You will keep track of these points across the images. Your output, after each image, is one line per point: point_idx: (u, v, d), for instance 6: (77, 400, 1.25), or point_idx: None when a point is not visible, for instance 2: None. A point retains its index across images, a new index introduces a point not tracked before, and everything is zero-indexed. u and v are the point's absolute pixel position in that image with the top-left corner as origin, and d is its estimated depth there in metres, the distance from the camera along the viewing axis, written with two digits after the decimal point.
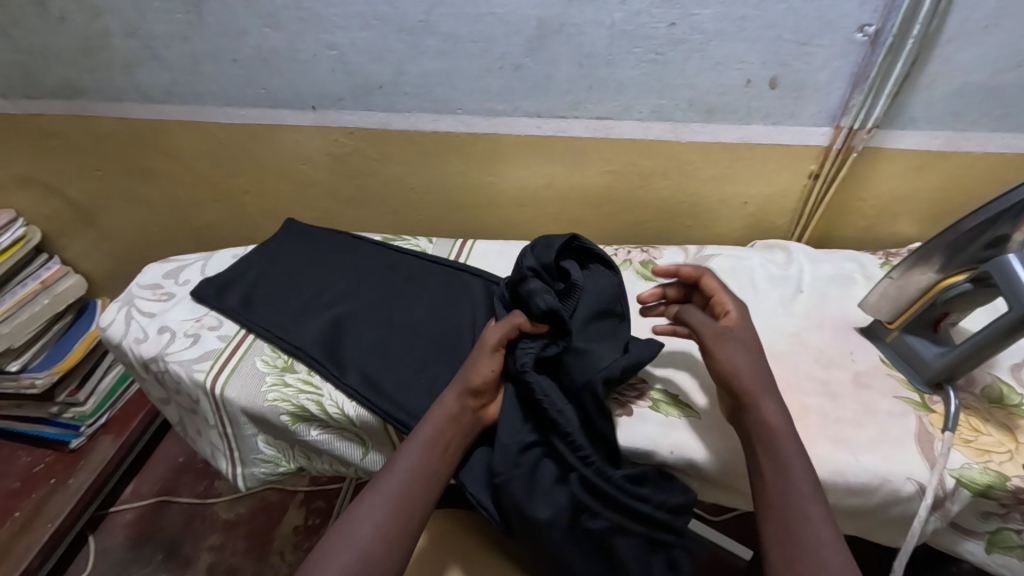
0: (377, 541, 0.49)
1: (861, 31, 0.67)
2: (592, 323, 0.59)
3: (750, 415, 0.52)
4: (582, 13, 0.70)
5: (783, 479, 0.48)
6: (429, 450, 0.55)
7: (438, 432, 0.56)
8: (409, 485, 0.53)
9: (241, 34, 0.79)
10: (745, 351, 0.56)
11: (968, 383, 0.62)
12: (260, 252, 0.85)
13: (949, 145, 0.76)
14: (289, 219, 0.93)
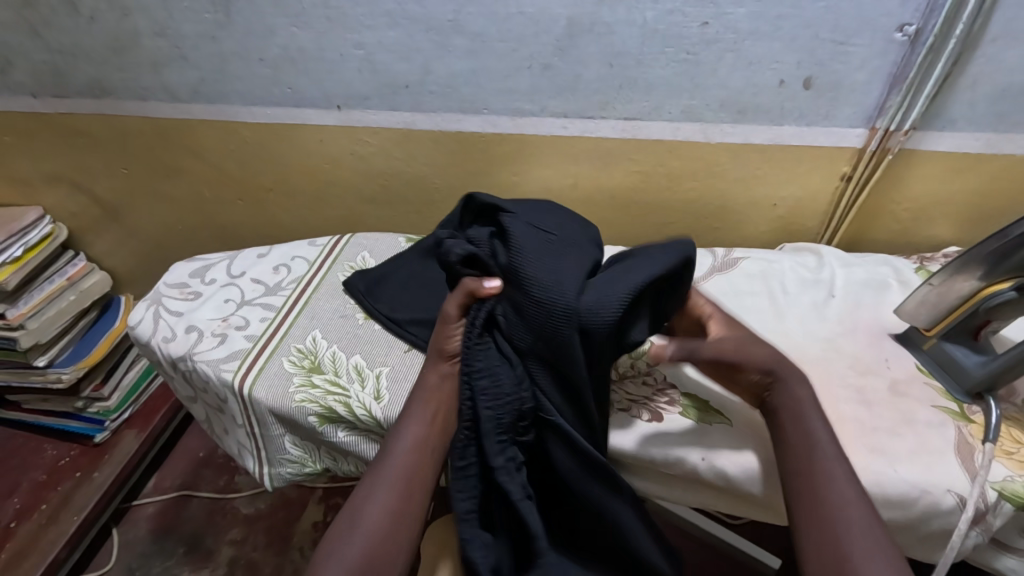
0: (385, 518, 0.50)
1: (901, 31, 0.65)
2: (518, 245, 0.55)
3: (795, 424, 0.52)
4: (614, 12, 0.69)
5: (832, 496, 0.47)
6: (429, 422, 0.56)
7: (427, 405, 0.57)
8: (409, 461, 0.54)
9: (269, 33, 0.79)
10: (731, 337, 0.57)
11: (1009, 394, 0.61)
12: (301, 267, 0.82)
13: (989, 147, 0.74)
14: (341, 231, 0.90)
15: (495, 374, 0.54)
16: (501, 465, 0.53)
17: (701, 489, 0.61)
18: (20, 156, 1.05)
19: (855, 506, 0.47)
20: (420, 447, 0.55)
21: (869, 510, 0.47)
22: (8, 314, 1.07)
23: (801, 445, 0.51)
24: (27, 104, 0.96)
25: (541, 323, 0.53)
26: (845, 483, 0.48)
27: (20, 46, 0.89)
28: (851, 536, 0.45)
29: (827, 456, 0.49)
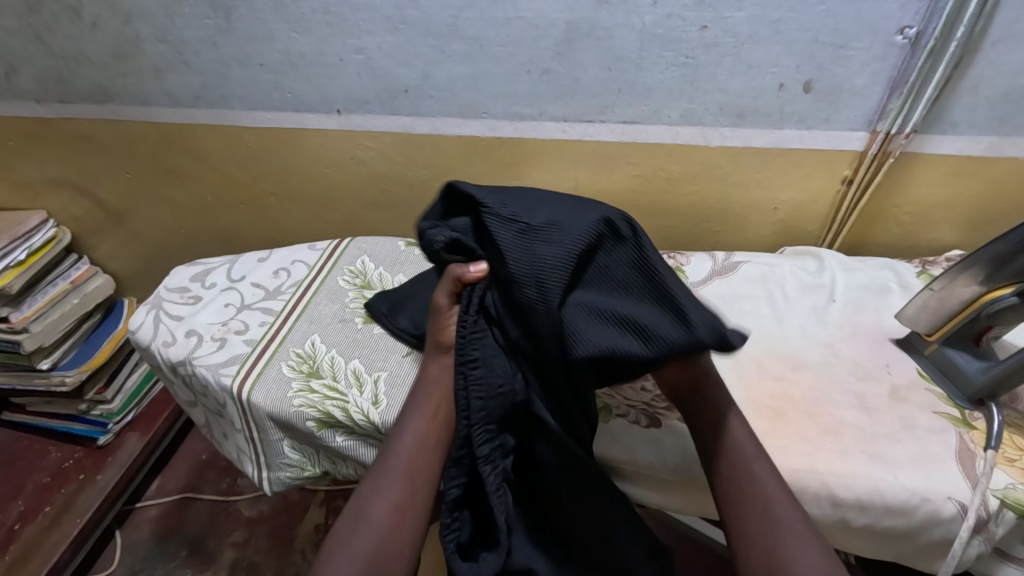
0: (390, 514, 0.49)
1: (901, 34, 0.65)
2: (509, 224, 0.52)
3: (715, 428, 0.52)
4: (612, 16, 0.69)
5: (756, 496, 0.47)
6: (432, 417, 0.55)
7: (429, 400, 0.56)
8: (415, 457, 0.53)
9: (269, 38, 0.79)
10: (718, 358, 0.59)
11: (1011, 400, 0.60)
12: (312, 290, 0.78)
13: (992, 150, 0.74)
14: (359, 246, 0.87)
15: (490, 365, 0.53)
16: (485, 454, 0.53)
17: (701, 497, 0.60)
18: (24, 161, 1.06)
19: (780, 504, 0.47)
20: (422, 441, 0.54)
21: (794, 505, 0.47)
22: (11, 317, 1.08)
23: (723, 448, 0.51)
24: (31, 109, 0.97)
25: (527, 315, 0.50)
26: (767, 480, 0.48)
27: (23, 52, 0.89)
28: (781, 535, 0.45)
29: (750, 458, 0.49)
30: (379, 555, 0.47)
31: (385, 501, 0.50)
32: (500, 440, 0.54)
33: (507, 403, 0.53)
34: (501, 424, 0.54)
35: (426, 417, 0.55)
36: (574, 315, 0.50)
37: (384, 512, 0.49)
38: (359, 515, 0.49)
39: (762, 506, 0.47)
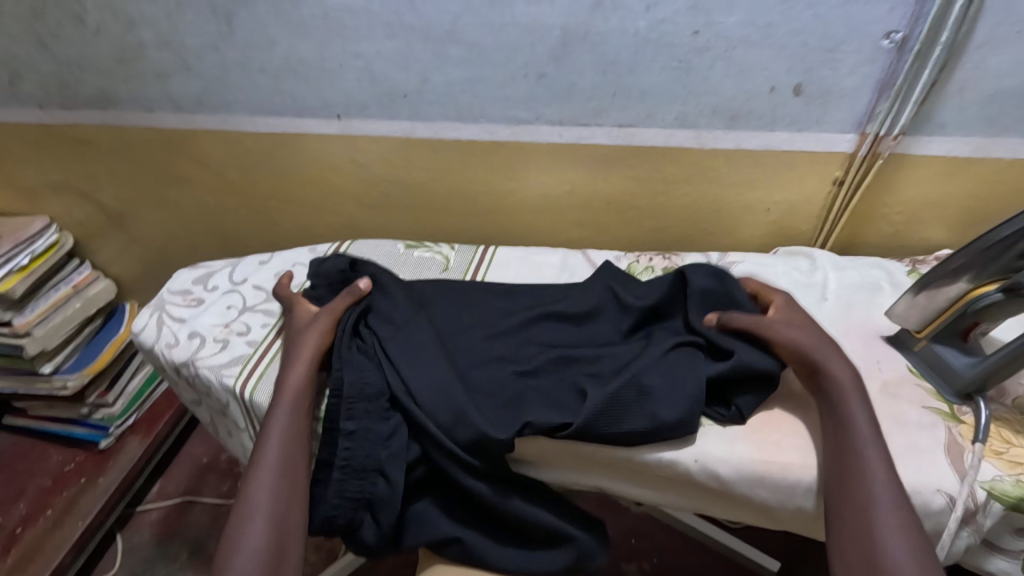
0: (272, 505, 0.55)
1: (888, 38, 0.67)
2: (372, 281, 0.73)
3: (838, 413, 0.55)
4: (607, 21, 0.71)
5: (863, 484, 0.51)
6: (294, 414, 0.61)
7: (295, 398, 0.62)
8: (285, 450, 0.58)
9: (270, 44, 0.81)
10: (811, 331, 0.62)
11: (999, 394, 0.62)
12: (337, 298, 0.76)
13: (979, 150, 0.75)
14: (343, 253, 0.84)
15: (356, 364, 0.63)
16: (358, 430, 0.60)
17: (695, 493, 0.62)
18: (28, 166, 1.07)
19: (886, 492, 0.50)
20: (290, 434, 0.59)
21: (897, 494, 0.50)
22: (14, 321, 1.09)
23: (838, 435, 0.54)
24: (34, 115, 0.99)
25: (401, 340, 0.65)
26: (878, 479, 0.51)
27: (27, 58, 0.91)
28: (876, 526, 0.49)
29: (866, 445, 0.52)
30: (274, 542, 0.53)
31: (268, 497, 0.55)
32: (375, 421, 0.61)
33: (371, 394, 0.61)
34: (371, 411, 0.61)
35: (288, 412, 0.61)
36: (463, 345, 0.66)
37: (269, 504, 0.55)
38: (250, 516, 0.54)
39: (862, 500, 0.50)
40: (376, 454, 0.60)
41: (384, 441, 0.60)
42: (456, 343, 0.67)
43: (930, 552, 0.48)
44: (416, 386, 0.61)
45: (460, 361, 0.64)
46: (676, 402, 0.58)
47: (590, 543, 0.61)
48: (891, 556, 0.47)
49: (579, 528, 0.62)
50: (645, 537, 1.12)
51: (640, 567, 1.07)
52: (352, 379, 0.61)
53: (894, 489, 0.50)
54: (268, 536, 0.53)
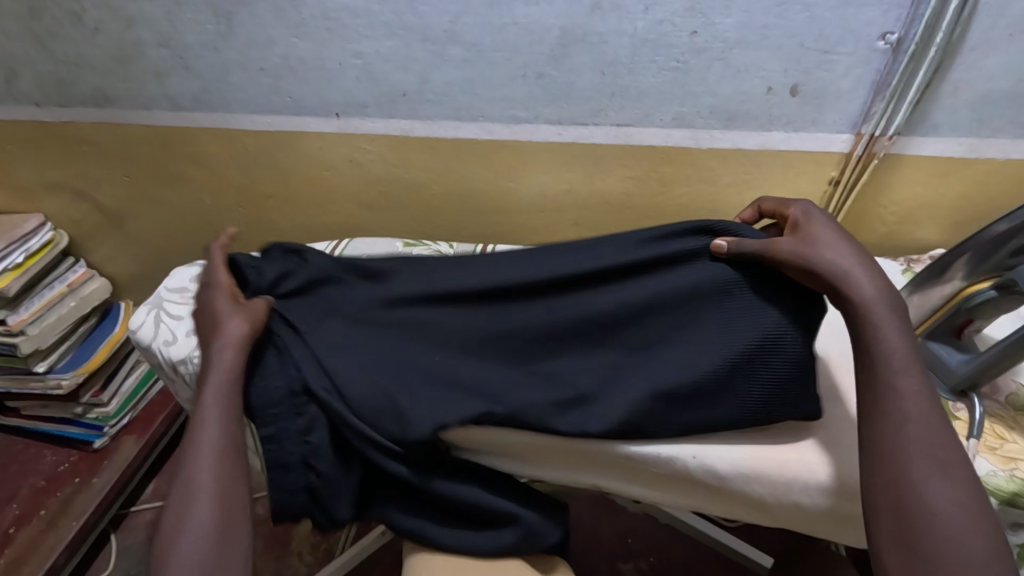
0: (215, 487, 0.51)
1: (883, 40, 0.68)
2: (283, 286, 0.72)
3: (867, 337, 0.50)
4: (605, 22, 0.71)
5: (895, 416, 0.46)
6: (227, 396, 0.56)
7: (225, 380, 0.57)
8: (223, 434, 0.54)
9: (270, 43, 0.81)
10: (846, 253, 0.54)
11: (992, 391, 0.62)
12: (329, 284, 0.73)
13: (972, 151, 0.76)
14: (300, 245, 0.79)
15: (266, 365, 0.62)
16: (274, 434, 0.59)
17: (690, 491, 0.63)
18: (23, 165, 1.07)
19: (919, 424, 0.46)
20: (226, 418, 0.55)
21: (940, 421, 0.46)
22: (8, 320, 1.08)
23: (869, 360, 0.49)
24: (30, 113, 0.98)
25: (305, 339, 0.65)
26: (912, 405, 0.46)
27: (24, 56, 0.90)
28: (912, 455, 0.44)
29: (896, 372, 0.47)
30: (225, 521, 0.50)
31: (208, 487, 0.51)
32: (292, 418, 0.60)
33: (284, 391, 0.60)
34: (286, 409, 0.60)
35: (218, 398, 0.55)
36: (373, 338, 0.66)
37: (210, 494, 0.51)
38: (188, 507, 0.50)
39: (899, 432, 0.45)
40: (297, 449, 0.59)
41: (302, 437, 0.59)
42: (371, 338, 0.66)
43: (972, 484, 0.43)
44: (334, 380, 0.61)
45: (369, 355, 0.64)
46: (662, 415, 0.58)
47: (538, 521, 0.61)
48: (928, 494, 0.43)
49: (527, 508, 0.62)
50: (643, 536, 1.12)
51: (638, 566, 1.08)
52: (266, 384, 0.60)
53: (936, 418, 0.46)
54: (212, 526, 0.49)
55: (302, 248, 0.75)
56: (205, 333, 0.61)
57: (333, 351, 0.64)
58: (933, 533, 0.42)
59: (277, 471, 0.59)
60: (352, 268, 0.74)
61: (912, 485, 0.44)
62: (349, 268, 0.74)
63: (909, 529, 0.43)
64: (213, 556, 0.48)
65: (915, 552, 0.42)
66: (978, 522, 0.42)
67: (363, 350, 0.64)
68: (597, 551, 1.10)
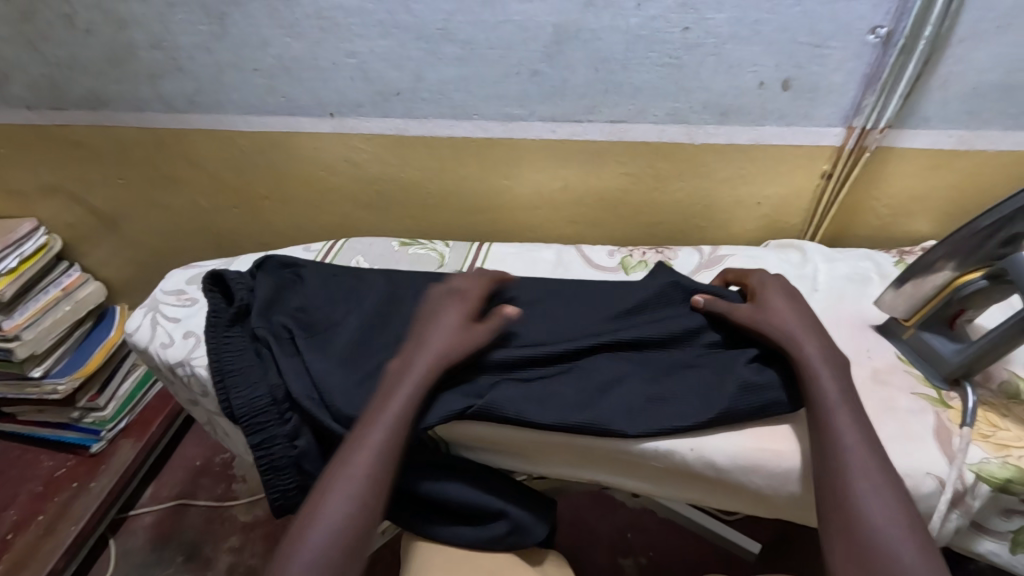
0: (351, 505, 0.51)
1: (873, 33, 0.68)
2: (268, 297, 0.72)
3: (808, 383, 0.56)
4: (599, 19, 0.72)
5: (834, 445, 0.52)
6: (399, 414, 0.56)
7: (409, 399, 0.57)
8: (378, 453, 0.54)
9: (263, 43, 0.81)
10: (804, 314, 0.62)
11: (984, 379, 0.63)
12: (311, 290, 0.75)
13: (963, 143, 0.77)
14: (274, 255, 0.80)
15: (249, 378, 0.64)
16: (263, 440, 0.62)
17: (688, 484, 0.63)
18: (17, 168, 1.06)
19: (853, 451, 0.51)
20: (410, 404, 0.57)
21: (873, 449, 0.51)
22: (4, 325, 1.08)
23: (808, 398, 0.56)
24: (23, 116, 0.98)
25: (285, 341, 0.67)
26: (847, 433, 0.52)
27: (16, 59, 0.90)
28: (850, 479, 0.50)
29: (832, 410, 0.54)
30: (348, 542, 0.50)
31: (360, 469, 0.53)
32: (279, 424, 0.63)
33: (268, 400, 0.63)
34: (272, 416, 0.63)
35: (414, 388, 0.58)
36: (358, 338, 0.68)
37: (363, 473, 0.53)
38: (333, 485, 0.52)
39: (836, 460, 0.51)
40: (286, 453, 0.62)
41: (289, 442, 0.63)
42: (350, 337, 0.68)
43: (907, 506, 0.49)
44: (307, 385, 0.62)
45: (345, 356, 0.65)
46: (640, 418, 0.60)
47: (526, 516, 0.62)
48: (863, 511, 0.48)
49: (514, 503, 0.63)
50: (642, 530, 1.13)
51: (638, 560, 1.08)
52: (256, 396, 0.63)
53: (869, 445, 0.52)
54: (334, 544, 0.50)
55: (297, 263, 0.78)
56: (415, 344, 0.62)
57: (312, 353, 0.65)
58: (871, 547, 0.47)
59: (270, 475, 0.63)
60: (334, 275, 0.77)
61: (851, 504, 0.49)
62: (343, 276, 0.77)
63: (860, 550, 0.47)
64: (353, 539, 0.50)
65: (871, 569, 0.46)
66: (911, 535, 0.47)
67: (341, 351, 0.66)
68: (597, 547, 1.11)
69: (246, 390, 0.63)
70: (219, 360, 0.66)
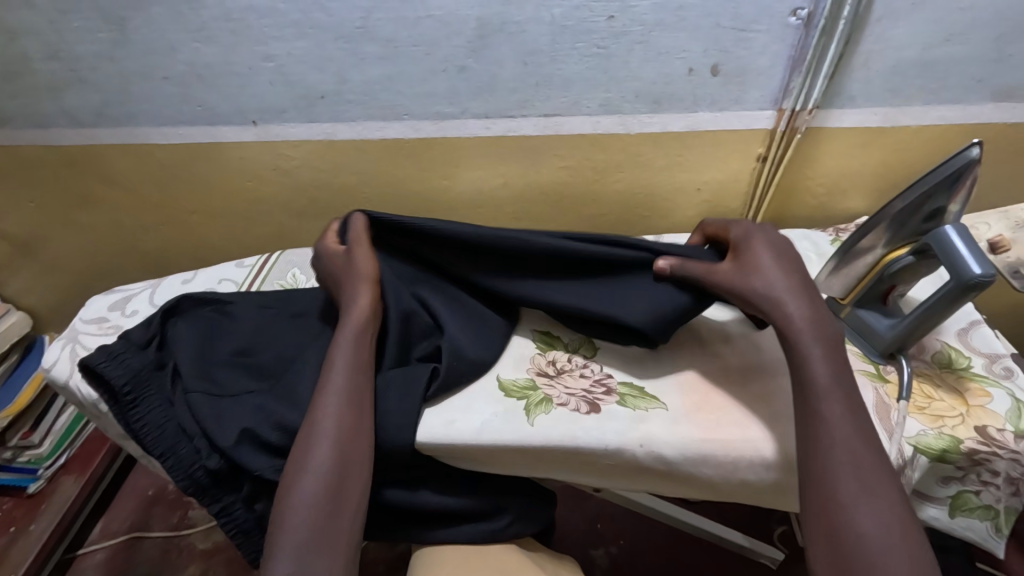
0: (328, 454, 0.52)
1: (794, 15, 0.68)
2: (186, 351, 0.65)
3: (795, 359, 0.50)
4: (522, 11, 0.70)
5: (821, 433, 0.46)
6: (351, 359, 0.59)
7: (357, 344, 0.60)
8: (339, 403, 0.55)
9: (171, 50, 0.76)
10: (778, 275, 0.55)
11: (919, 351, 0.65)
12: (237, 330, 0.69)
13: (889, 120, 0.78)
14: (185, 295, 0.72)
15: (179, 452, 0.59)
16: (223, 509, 0.60)
17: (640, 479, 0.63)
18: None
19: (844, 443, 0.45)
20: (352, 374, 0.58)
21: (867, 441, 0.45)
22: None
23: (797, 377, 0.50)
24: None
25: (210, 404, 0.61)
26: (835, 420, 0.46)
27: None
28: (839, 475, 0.44)
29: (821, 397, 0.47)
30: (331, 490, 0.51)
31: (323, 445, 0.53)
32: (233, 491, 0.61)
33: (207, 472, 0.59)
34: (220, 486, 0.60)
35: (351, 342, 0.59)
36: (294, 386, 0.62)
37: (333, 419, 0.54)
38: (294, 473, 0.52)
39: (828, 450, 0.45)
40: (248, 518, 0.60)
41: (245, 504, 0.60)
42: (289, 382, 0.63)
43: (902, 498, 0.43)
44: (245, 453, 0.58)
45: (279, 410, 0.60)
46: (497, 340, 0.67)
47: (524, 506, 0.65)
48: (854, 513, 0.43)
49: (509, 497, 0.65)
50: (612, 520, 1.13)
51: (609, 550, 1.09)
52: (199, 471, 0.59)
53: (862, 434, 0.46)
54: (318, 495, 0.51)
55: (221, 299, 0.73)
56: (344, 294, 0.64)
57: (242, 415, 0.60)
58: (860, 555, 0.41)
59: (242, 539, 0.61)
60: (267, 308, 0.72)
61: (840, 503, 0.43)
62: (275, 310, 0.72)
63: (843, 555, 0.42)
64: (330, 505, 0.51)
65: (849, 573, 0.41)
66: (909, 539, 0.42)
67: (276, 405, 0.61)
68: (568, 540, 1.11)
69: (186, 467, 0.59)
70: (144, 441, 0.60)
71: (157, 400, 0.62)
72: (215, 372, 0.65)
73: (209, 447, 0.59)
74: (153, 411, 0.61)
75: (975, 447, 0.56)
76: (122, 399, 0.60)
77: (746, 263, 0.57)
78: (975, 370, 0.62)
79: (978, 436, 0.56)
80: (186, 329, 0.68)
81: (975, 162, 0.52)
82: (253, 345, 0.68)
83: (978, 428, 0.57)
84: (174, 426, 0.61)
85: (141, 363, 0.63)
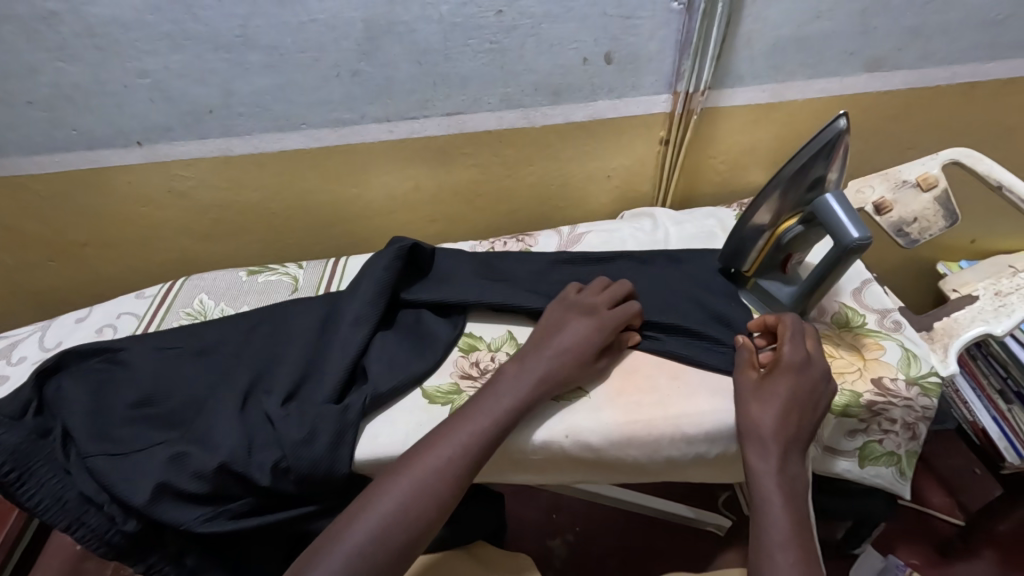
0: (441, 465, 0.50)
1: (676, 0, 0.70)
2: (75, 414, 0.59)
3: (749, 420, 0.54)
4: (408, 10, 0.68)
5: (760, 490, 0.50)
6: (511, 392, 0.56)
7: (524, 377, 0.57)
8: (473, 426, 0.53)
9: (31, 70, 0.70)
10: (779, 398, 0.54)
11: (820, 313, 0.68)
12: (132, 377, 0.64)
13: (776, 96, 0.81)
14: (67, 349, 0.66)
15: (88, 521, 0.55)
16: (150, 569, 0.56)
17: (576, 470, 0.63)
18: None
19: (778, 505, 0.49)
20: (511, 401, 0.55)
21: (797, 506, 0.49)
22: None
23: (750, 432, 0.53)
24: None
25: (114, 465, 0.56)
26: (774, 479, 0.50)
27: None
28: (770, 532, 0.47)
29: (762, 451, 0.52)
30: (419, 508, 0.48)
31: (448, 450, 0.51)
32: (157, 549, 0.57)
33: (126, 536, 0.55)
34: (142, 546, 0.56)
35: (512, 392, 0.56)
36: (209, 429, 0.59)
37: (466, 437, 0.52)
38: (400, 470, 0.50)
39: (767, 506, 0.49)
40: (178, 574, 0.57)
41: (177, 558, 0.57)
42: (201, 423, 0.60)
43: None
44: (165, 509, 0.55)
45: (195, 458, 0.56)
46: (431, 357, 0.66)
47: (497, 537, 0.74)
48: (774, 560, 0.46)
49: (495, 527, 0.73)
50: (566, 508, 1.14)
51: (565, 540, 1.09)
52: (118, 534, 0.55)
53: (795, 500, 0.49)
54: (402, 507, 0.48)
55: (108, 347, 0.67)
56: (546, 330, 0.62)
57: (152, 470, 0.56)
58: None
59: None
60: (164, 348, 0.67)
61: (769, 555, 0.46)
62: (176, 350, 0.67)
63: None
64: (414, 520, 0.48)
65: None
66: None
67: (190, 452, 0.57)
68: (523, 534, 1.11)
69: (103, 534, 0.55)
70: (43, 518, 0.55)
71: (48, 471, 0.55)
72: (113, 429, 0.60)
73: (121, 509, 0.55)
74: (46, 484, 0.55)
75: (873, 398, 0.60)
76: (2, 480, 0.52)
77: (762, 381, 0.56)
78: (869, 327, 0.66)
79: (875, 388, 0.60)
80: (75, 390, 0.62)
81: (841, 132, 0.55)
82: (155, 393, 0.63)
83: (874, 379, 0.61)
84: (77, 494, 0.55)
85: (19, 437, 0.56)
